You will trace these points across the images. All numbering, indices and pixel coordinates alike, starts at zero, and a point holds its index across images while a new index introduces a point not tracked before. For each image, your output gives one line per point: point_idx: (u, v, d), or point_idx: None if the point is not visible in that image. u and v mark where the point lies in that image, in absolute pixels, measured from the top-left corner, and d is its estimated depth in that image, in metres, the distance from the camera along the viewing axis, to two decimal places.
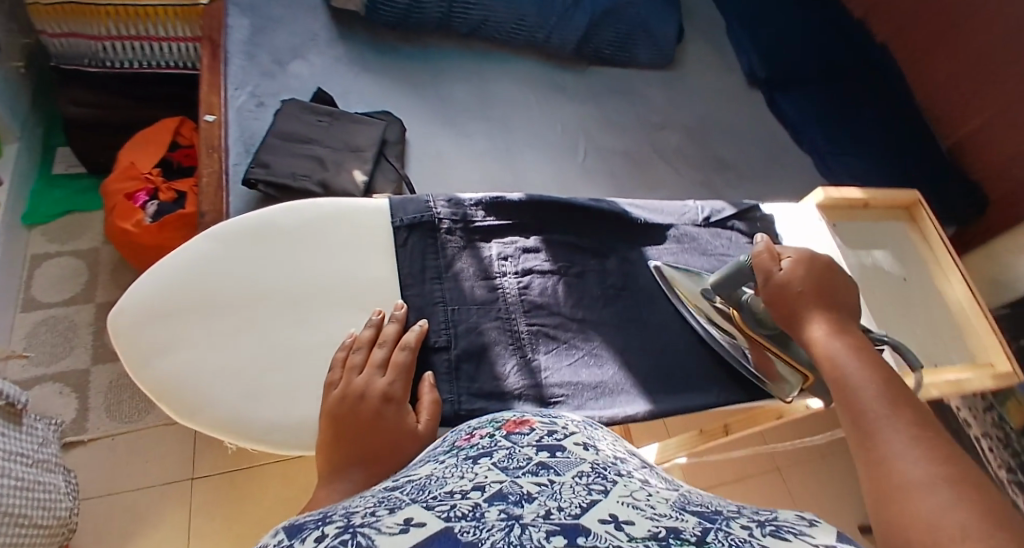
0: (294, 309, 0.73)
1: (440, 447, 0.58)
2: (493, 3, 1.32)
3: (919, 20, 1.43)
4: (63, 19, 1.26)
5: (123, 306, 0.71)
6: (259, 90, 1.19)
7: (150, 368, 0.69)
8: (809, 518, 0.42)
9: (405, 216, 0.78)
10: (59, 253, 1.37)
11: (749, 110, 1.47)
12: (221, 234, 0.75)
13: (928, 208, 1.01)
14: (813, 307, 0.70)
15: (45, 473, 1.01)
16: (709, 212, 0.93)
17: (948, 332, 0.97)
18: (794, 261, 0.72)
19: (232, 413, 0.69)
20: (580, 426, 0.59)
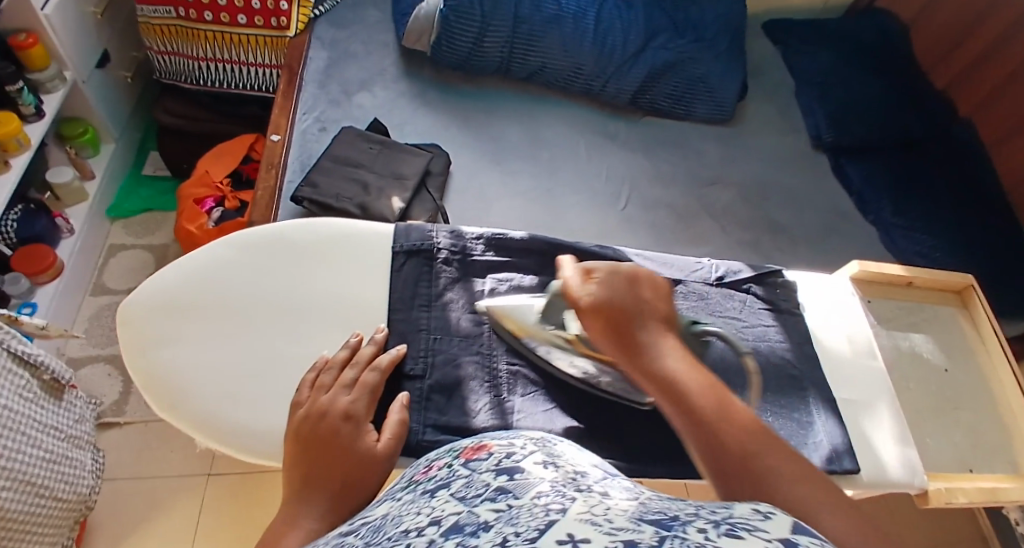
0: (287, 319, 0.77)
1: (399, 484, 0.51)
2: (552, 50, 1.38)
3: (1005, 98, 1.37)
4: (168, 38, 1.39)
5: (134, 296, 0.77)
6: (324, 116, 1.26)
7: (145, 357, 0.74)
8: (763, 511, 0.38)
9: (405, 243, 0.82)
10: (133, 245, 1.49)
11: (814, 178, 1.41)
12: (231, 243, 0.81)
13: (980, 296, 0.98)
14: (635, 326, 0.60)
15: (74, 449, 1.13)
16: (724, 271, 0.92)
17: (994, 435, 0.93)
18: (600, 277, 0.63)
19: (207, 412, 0.72)
20: (541, 443, 0.51)
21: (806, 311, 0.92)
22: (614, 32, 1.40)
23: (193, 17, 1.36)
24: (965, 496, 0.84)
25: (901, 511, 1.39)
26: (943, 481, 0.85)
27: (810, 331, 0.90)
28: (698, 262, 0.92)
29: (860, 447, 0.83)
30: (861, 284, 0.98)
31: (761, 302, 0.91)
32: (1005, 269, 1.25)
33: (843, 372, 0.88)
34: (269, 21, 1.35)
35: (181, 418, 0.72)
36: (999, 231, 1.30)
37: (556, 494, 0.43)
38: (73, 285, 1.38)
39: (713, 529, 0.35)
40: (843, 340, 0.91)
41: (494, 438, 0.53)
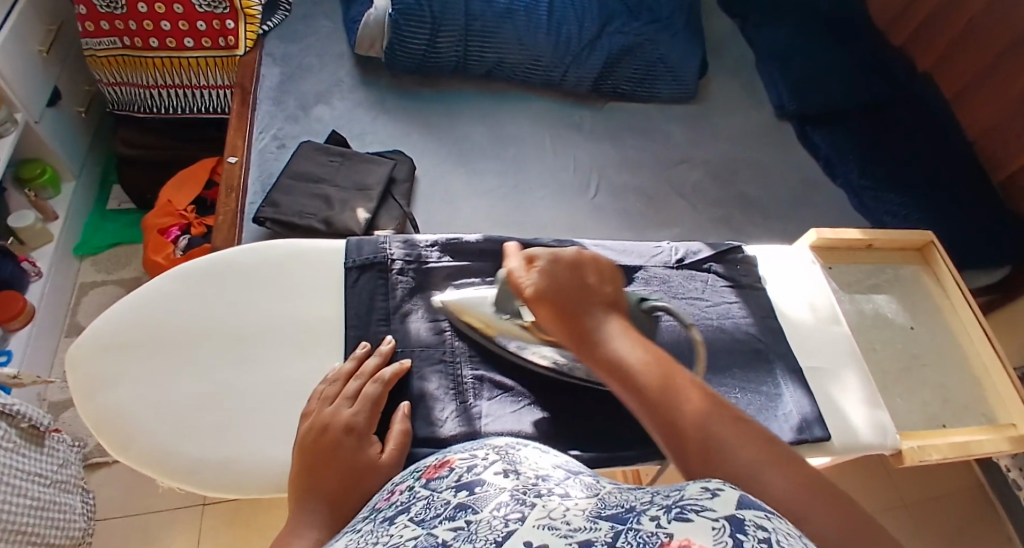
0: (243, 347, 0.76)
1: (361, 515, 0.51)
2: (507, 45, 1.37)
3: (962, 50, 1.36)
4: (116, 70, 1.37)
5: (84, 339, 0.75)
6: (281, 133, 1.24)
7: (99, 400, 0.73)
8: (714, 485, 0.40)
9: (358, 257, 0.81)
10: (105, 281, 1.48)
11: (781, 149, 1.41)
12: (182, 274, 0.80)
13: (941, 251, 0.99)
14: (577, 310, 0.62)
15: (62, 493, 1.11)
16: (685, 253, 0.92)
17: (967, 390, 0.93)
18: (542, 269, 0.66)
19: (165, 449, 0.71)
20: (501, 455, 0.53)
21: (767, 284, 0.92)
22: (568, 22, 1.39)
23: (139, 45, 1.34)
24: (938, 453, 0.84)
25: (898, 471, 1.40)
26: (915, 440, 0.85)
27: (772, 303, 0.90)
28: (657, 246, 0.92)
29: (829, 413, 0.82)
30: (820, 251, 0.98)
31: (723, 280, 0.90)
32: (978, 219, 1.25)
33: (807, 341, 0.88)
34: (217, 41, 1.33)
35: (138, 459, 0.71)
36: (967, 183, 1.30)
37: (515, 502, 0.44)
38: (46, 328, 1.37)
39: (664, 515, 0.37)
40: (805, 310, 0.91)
41: (456, 453, 0.55)
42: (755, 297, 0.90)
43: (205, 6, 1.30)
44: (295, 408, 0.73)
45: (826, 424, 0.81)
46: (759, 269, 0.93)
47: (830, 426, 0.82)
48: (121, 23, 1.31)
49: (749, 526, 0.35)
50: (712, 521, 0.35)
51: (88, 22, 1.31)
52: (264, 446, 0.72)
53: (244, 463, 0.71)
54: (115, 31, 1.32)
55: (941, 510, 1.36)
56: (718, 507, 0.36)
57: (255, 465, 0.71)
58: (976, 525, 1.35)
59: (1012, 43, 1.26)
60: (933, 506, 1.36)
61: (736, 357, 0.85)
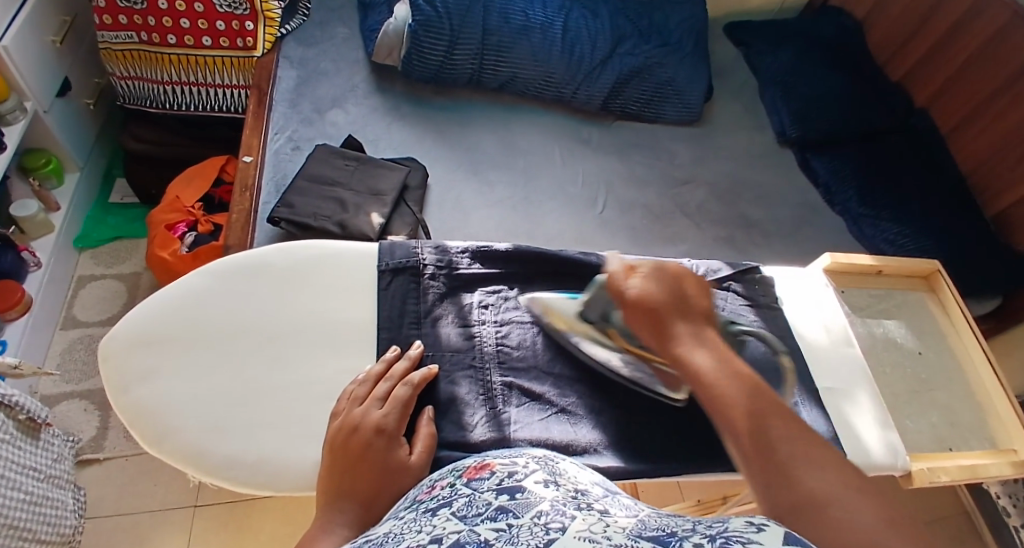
0: (272, 346, 0.76)
1: (402, 505, 0.52)
2: (523, 60, 1.39)
3: (958, 86, 1.40)
4: (130, 64, 1.37)
5: (112, 332, 0.76)
6: (296, 135, 1.25)
7: (128, 394, 0.73)
8: (758, 523, 0.41)
9: (391, 261, 0.82)
10: (104, 275, 1.46)
11: (783, 174, 1.44)
12: (214, 271, 0.80)
13: (947, 279, 1.02)
14: (671, 318, 0.66)
15: (54, 489, 1.10)
16: (705, 270, 0.95)
17: (970, 414, 0.96)
18: (647, 277, 0.69)
19: (194, 446, 0.71)
20: (541, 465, 0.54)
21: (784, 305, 0.95)
22: (581, 41, 1.42)
23: (156, 41, 1.34)
24: (947, 475, 0.87)
25: None
26: (925, 462, 0.88)
27: (789, 323, 0.93)
28: (679, 263, 0.94)
29: (846, 436, 0.85)
30: (833, 273, 1.01)
31: (742, 299, 0.92)
32: (973, 249, 1.28)
33: (822, 362, 0.91)
34: (235, 41, 1.33)
35: (167, 454, 0.71)
36: (963, 213, 1.33)
37: (556, 512, 0.44)
38: (42, 321, 1.35)
39: (708, 544, 0.39)
40: (821, 332, 0.93)
41: (496, 458, 0.56)
42: (769, 317, 0.92)
43: (225, 6, 1.31)
44: (322, 410, 0.74)
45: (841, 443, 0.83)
46: (775, 290, 0.96)
47: (845, 446, 0.84)
48: (139, 18, 1.31)
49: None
50: None
51: (106, 15, 1.31)
52: (289, 446, 0.72)
53: (274, 463, 0.71)
54: (133, 26, 1.32)
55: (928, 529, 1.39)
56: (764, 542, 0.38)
57: (281, 466, 0.71)
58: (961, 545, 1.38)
59: (1006, 82, 1.30)
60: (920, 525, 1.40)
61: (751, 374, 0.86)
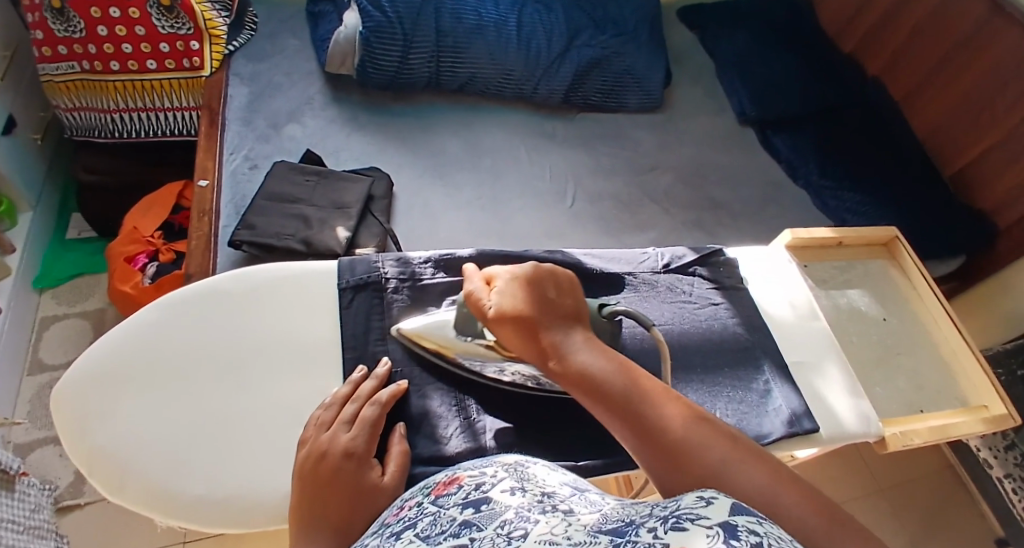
0: (236, 375, 0.74)
1: (371, 529, 0.50)
2: (478, 58, 1.37)
3: (908, 51, 1.40)
4: (76, 95, 1.33)
5: (67, 376, 0.73)
6: (253, 154, 1.22)
7: (88, 440, 0.70)
8: (709, 496, 0.40)
9: (352, 277, 0.80)
10: (68, 314, 1.42)
11: (747, 153, 1.44)
12: (168, 304, 0.77)
13: (906, 245, 1.02)
14: (541, 326, 0.63)
15: (35, 540, 1.06)
16: (670, 258, 0.93)
17: (940, 376, 0.96)
18: (505, 288, 0.66)
19: (162, 487, 0.69)
20: (510, 472, 0.53)
21: (750, 285, 0.94)
22: (537, 36, 1.41)
23: (99, 69, 1.30)
24: (920, 437, 0.87)
25: (868, 454, 1.44)
26: (897, 427, 0.88)
27: (755, 302, 0.92)
28: (644, 253, 0.93)
29: (817, 407, 0.84)
30: (794, 250, 1.01)
31: (708, 283, 0.92)
32: (937, 212, 1.28)
33: (790, 338, 0.90)
34: (182, 62, 1.30)
35: (134, 499, 0.68)
36: (926, 177, 1.34)
37: (520, 520, 0.43)
38: (6, 367, 1.31)
39: (661, 527, 0.38)
40: (786, 308, 0.93)
41: (466, 471, 0.55)
42: (739, 298, 0.91)
43: (167, 27, 1.27)
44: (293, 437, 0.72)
45: (814, 416, 0.83)
46: (740, 271, 0.95)
47: (817, 417, 0.83)
48: (80, 47, 1.27)
49: (741, 530, 0.36)
50: (707, 533, 0.35)
51: (45, 47, 1.27)
52: (263, 477, 0.70)
53: (248, 496, 0.69)
54: (73, 55, 1.28)
55: (916, 489, 1.40)
56: (711, 517, 0.37)
57: (255, 498, 0.69)
58: (949, 504, 1.39)
59: (954, 44, 1.30)
60: (909, 487, 1.41)
61: (723, 355, 0.86)
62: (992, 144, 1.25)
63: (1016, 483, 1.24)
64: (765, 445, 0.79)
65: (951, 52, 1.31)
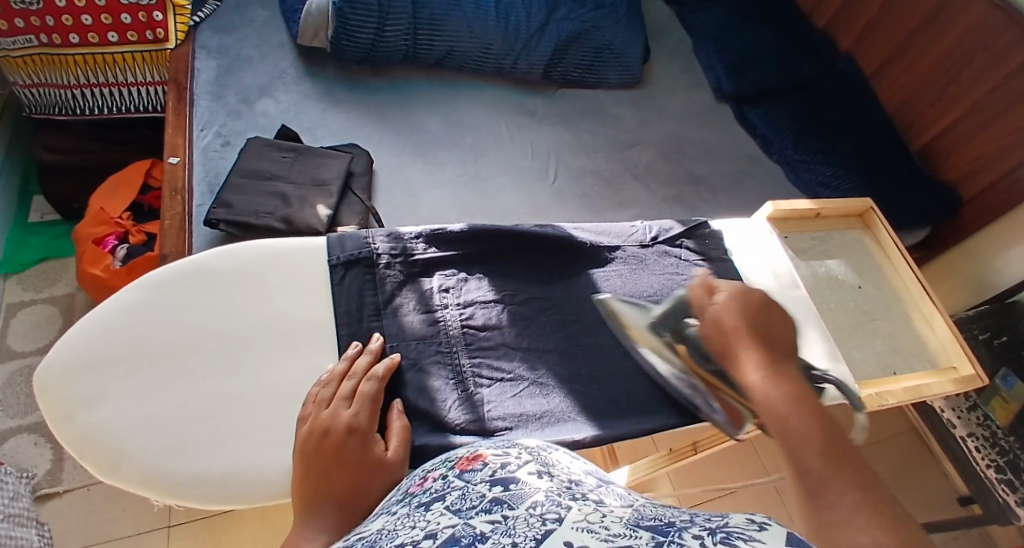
0: (227, 355, 0.72)
1: (395, 498, 0.53)
2: (456, 32, 1.35)
3: (877, 25, 1.40)
4: (34, 69, 1.26)
5: (49, 361, 0.70)
6: (225, 130, 1.18)
7: (76, 423, 0.68)
8: (759, 521, 0.41)
9: (342, 253, 0.78)
10: (34, 301, 1.37)
11: (723, 128, 1.45)
12: (152, 281, 0.74)
13: (880, 216, 1.04)
14: (746, 341, 0.67)
15: (17, 528, 1.06)
16: (657, 231, 0.92)
17: (914, 341, 0.98)
18: (731, 298, 0.70)
19: (156, 469, 0.67)
20: (533, 456, 0.55)
21: (734, 256, 0.94)
22: (515, 9, 1.39)
23: (58, 42, 1.23)
24: (895, 397, 0.89)
25: None
26: (873, 388, 0.90)
27: (740, 273, 0.92)
28: (633, 225, 0.92)
29: None
30: (776, 221, 1.02)
31: (696, 256, 0.92)
32: (907, 183, 1.30)
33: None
34: (145, 35, 1.24)
35: (131, 481, 0.67)
36: (895, 148, 1.35)
37: (551, 503, 0.44)
38: None
39: (708, 537, 0.39)
40: (767, 277, 0.93)
41: (487, 448, 0.57)
42: (722, 269, 0.92)
43: None
44: (290, 415, 0.71)
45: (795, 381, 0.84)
46: (725, 242, 0.95)
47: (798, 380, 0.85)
48: (37, 19, 1.20)
49: None
50: None
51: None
52: (260, 454, 0.69)
53: (246, 476, 0.68)
54: (31, 29, 1.20)
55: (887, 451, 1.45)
56: (767, 541, 0.38)
57: (255, 476, 0.68)
58: (915, 465, 1.44)
59: (925, 18, 1.30)
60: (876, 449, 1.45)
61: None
62: (959, 117, 1.26)
63: (978, 441, 1.23)
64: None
65: (917, 25, 1.32)
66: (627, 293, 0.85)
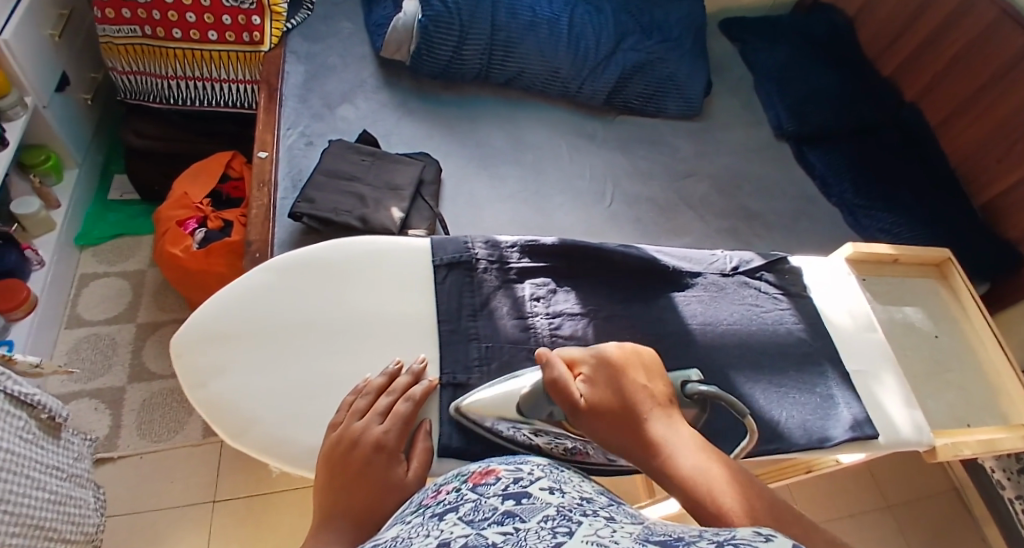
0: (340, 340, 0.80)
1: (409, 509, 0.56)
2: (530, 55, 1.41)
3: (945, 82, 1.44)
4: (134, 59, 1.35)
5: (184, 328, 0.79)
6: (309, 130, 1.25)
7: (207, 388, 0.77)
8: (766, 534, 0.45)
9: (445, 256, 0.87)
10: (107, 273, 1.44)
11: (780, 167, 1.48)
12: (276, 268, 0.83)
13: (960, 268, 1.07)
14: (628, 419, 0.65)
15: (77, 488, 1.08)
16: (738, 261, 0.97)
17: (984, 395, 1.01)
18: (590, 382, 0.70)
19: (275, 436, 0.75)
20: (545, 473, 0.57)
21: (813, 293, 0.98)
22: (587, 36, 1.45)
23: (161, 35, 1.32)
24: (969, 448, 0.92)
25: (880, 470, 1.51)
26: (948, 437, 0.93)
27: (818, 310, 0.96)
28: (714, 254, 0.97)
29: (875, 413, 0.88)
30: (855, 262, 1.04)
31: (775, 290, 0.96)
32: (960, 237, 1.32)
33: (849, 347, 0.94)
34: (242, 36, 1.32)
35: (252, 445, 0.75)
36: (950, 201, 1.38)
37: (562, 518, 0.48)
38: (48, 318, 1.33)
39: None
40: (844, 316, 0.97)
41: (500, 464, 0.59)
42: (801, 305, 0.96)
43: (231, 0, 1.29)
44: None
45: (874, 424, 0.87)
46: (804, 279, 0.98)
47: (876, 424, 0.88)
48: (144, 12, 1.29)
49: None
50: None
51: (109, 9, 1.29)
52: None
53: None
54: (136, 19, 1.30)
55: (927, 506, 1.47)
56: None
57: None
58: (949, 521, 1.46)
59: (998, 77, 1.33)
60: (915, 505, 1.47)
61: (789, 358, 0.90)
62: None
63: None
64: (827, 447, 0.83)
65: (986, 85, 1.36)
66: (707, 319, 0.90)
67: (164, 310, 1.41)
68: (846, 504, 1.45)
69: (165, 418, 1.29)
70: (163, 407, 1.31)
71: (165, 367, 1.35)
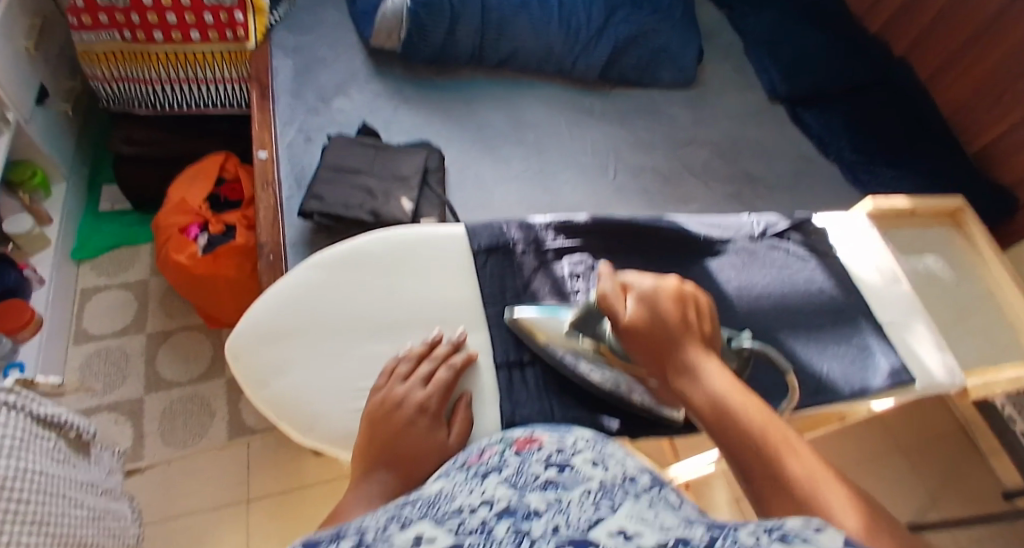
0: (394, 329, 0.80)
1: (454, 466, 0.56)
2: (523, 34, 1.40)
3: (933, 34, 1.45)
4: (115, 64, 1.30)
5: (240, 331, 0.79)
6: (307, 126, 1.22)
7: (269, 387, 0.77)
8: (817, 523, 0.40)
9: (483, 241, 0.87)
10: (108, 286, 1.41)
11: (776, 129, 1.49)
12: (321, 264, 0.83)
13: (974, 214, 1.09)
14: (672, 342, 0.62)
15: (113, 502, 1.07)
16: (765, 226, 0.99)
17: (1007, 337, 1.04)
18: (639, 299, 0.65)
19: (342, 429, 0.75)
20: (589, 444, 0.56)
21: (838, 251, 0.99)
22: (577, 11, 1.44)
23: (142, 38, 1.26)
24: (1000, 387, 0.94)
25: (892, 420, 1.54)
26: (978, 378, 0.95)
27: (845, 268, 0.97)
28: (742, 221, 0.98)
29: (909, 361, 0.89)
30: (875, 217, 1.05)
31: (802, 250, 0.97)
32: (958, 186, 1.35)
33: (879, 301, 0.94)
34: (225, 33, 1.28)
35: (321, 439, 0.75)
36: (945, 152, 1.40)
37: (605, 492, 0.46)
38: (54, 336, 1.29)
39: (762, 536, 0.39)
40: (872, 272, 0.97)
41: (545, 434, 0.59)
42: (826, 263, 0.97)
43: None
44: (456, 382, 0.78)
45: (909, 369, 0.88)
46: (827, 237, 1.00)
47: (912, 371, 0.89)
48: (121, 15, 1.23)
49: None
50: None
51: (84, 14, 1.22)
52: None
53: None
54: (114, 24, 1.23)
55: (941, 446, 1.51)
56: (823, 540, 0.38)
57: None
58: (964, 460, 1.50)
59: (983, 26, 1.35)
60: (925, 447, 1.50)
61: (822, 314, 0.91)
62: (1014, 123, 1.32)
63: None
64: (867, 398, 0.85)
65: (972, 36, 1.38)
66: (741, 284, 0.91)
67: (171, 318, 1.39)
68: (864, 453, 1.49)
69: (188, 424, 1.27)
70: (184, 412, 1.28)
71: (181, 373, 1.32)
